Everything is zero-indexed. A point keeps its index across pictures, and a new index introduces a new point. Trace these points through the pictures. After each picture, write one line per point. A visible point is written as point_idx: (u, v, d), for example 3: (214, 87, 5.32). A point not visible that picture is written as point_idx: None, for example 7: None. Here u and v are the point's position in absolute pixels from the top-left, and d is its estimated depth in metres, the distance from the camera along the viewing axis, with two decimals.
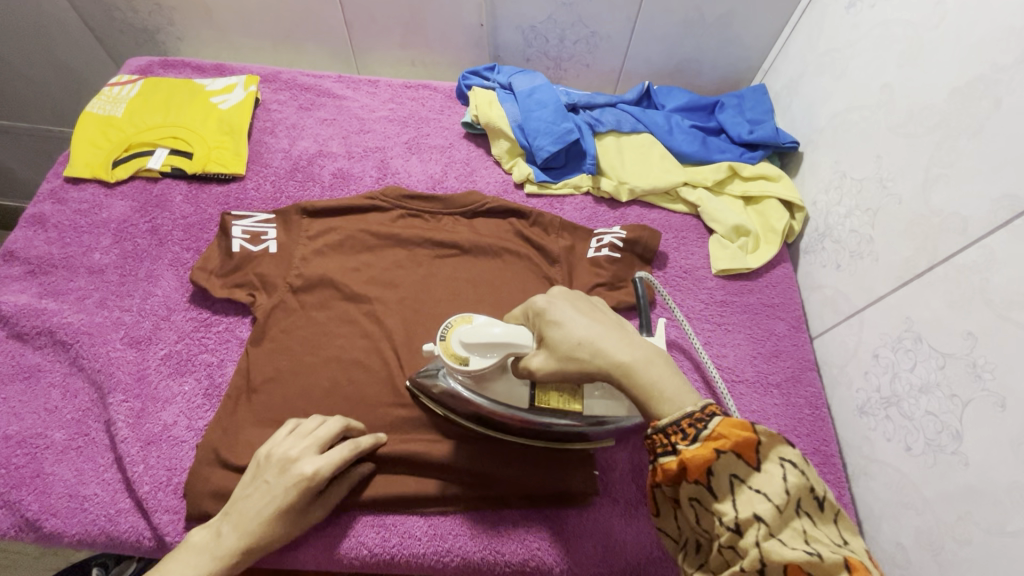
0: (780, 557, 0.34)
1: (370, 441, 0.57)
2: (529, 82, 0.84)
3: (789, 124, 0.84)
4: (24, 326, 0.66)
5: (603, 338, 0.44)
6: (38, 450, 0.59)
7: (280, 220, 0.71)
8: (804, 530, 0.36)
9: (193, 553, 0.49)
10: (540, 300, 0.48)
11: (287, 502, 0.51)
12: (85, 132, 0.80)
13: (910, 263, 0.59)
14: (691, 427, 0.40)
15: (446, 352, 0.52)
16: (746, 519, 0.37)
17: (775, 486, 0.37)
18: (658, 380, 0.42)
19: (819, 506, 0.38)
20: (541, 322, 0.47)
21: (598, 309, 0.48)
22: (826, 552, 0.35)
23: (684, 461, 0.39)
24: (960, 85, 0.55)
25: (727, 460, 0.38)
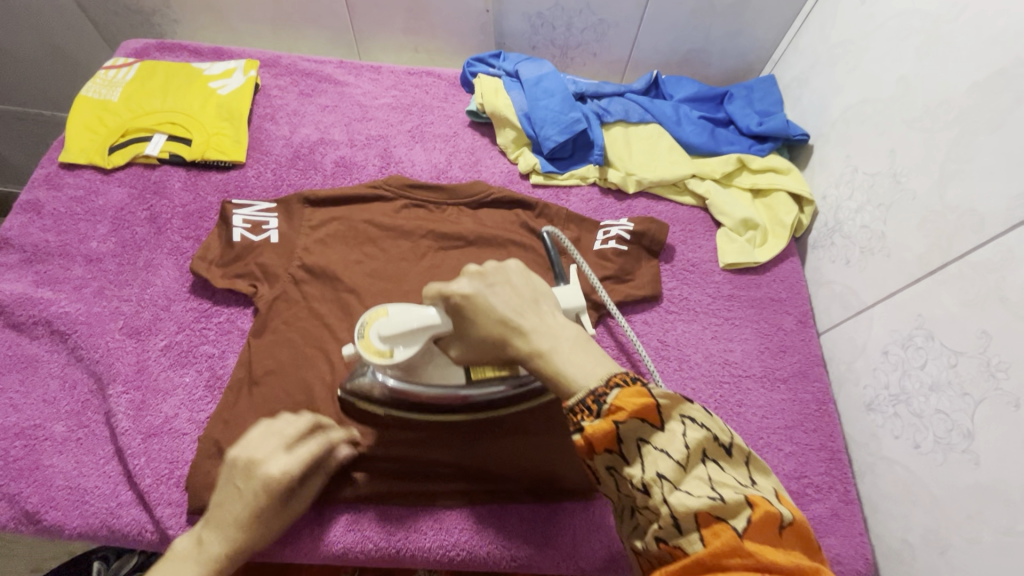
0: (687, 510, 0.34)
1: (345, 450, 0.57)
2: (536, 70, 0.83)
3: (799, 116, 0.83)
4: (20, 315, 0.64)
5: (517, 330, 0.41)
6: (37, 441, 0.58)
7: (281, 209, 0.70)
8: (711, 478, 0.35)
9: (178, 561, 0.47)
10: (455, 296, 0.44)
11: (262, 502, 0.50)
12: (80, 116, 0.78)
13: (924, 260, 0.58)
14: (594, 403, 0.37)
15: (366, 349, 0.52)
16: (651, 479, 0.36)
17: (677, 443, 0.36)
18: (566, 366, 0.39)
19: (726, 451, 0.37)
20: (462, 319, 0.45)
21: (517, 288, 0.44)
22: (730, 495, 0.34)
23: (589, 438, 0.37)
24: (981, 78, 0.54)
25: (630, 425, 0.37)
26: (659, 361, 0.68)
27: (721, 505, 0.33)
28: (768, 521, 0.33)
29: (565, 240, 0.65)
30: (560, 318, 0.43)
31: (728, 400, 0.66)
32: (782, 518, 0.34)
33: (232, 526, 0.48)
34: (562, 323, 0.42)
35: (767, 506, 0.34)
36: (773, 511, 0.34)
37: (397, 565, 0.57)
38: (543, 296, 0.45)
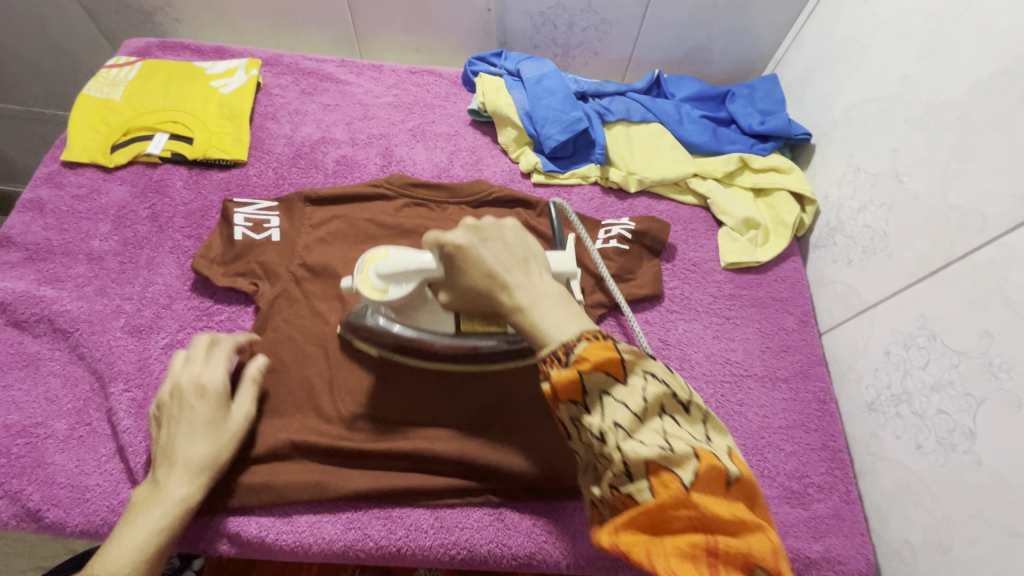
0: (639, 458, 0.37)
1: (261, 364, 0.58)
2: (538, 69, 0.83)
3: (801, 115, 0.83)
4: (22, 313, 0.64)
5: (501, 284, 0.42)
6: (38, 439, 0.58)
7: (283, 208, 0.70)
8: (665, 431, 0.38)
9: (144, 504, 0.49)
10: (449, 246, 0.45)
11: (194, 419, 0.52)
12: (82, 115, 0.78)
13: (927, 259, 0.58)
14: (565, 353, 0.39)
15: (364, 285, 0.52)
16: (608, 428, 0.38)
17: (637, 396, 0.38)
18: (544, 322, 0.40)
19: (683, 408, 0.40)
20: (454, 267, 0.46)
21: (510, 245, 0.45)
22: (680, 447, 0.37)
23: (554, 385, 0.39)
24: (984, 77, 0.54)
25: (594, 376, 0.38)
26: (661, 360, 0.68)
27: (670, 456, 0.37)
28: (712, 473, 0.37)
29: (571, 212, 0.69)
30: (546, 278, 0.43)
31: (729, 397, 0.66)
32: (726, 472, 0.37)
33: (182, 459, 0.50)
34: (547, 283, 0.43)
35: (712, 460, 0.37)
36: (717, 465, 0.37)
37: (397, 562, 0.57)
38: (535, 256, 0.45)
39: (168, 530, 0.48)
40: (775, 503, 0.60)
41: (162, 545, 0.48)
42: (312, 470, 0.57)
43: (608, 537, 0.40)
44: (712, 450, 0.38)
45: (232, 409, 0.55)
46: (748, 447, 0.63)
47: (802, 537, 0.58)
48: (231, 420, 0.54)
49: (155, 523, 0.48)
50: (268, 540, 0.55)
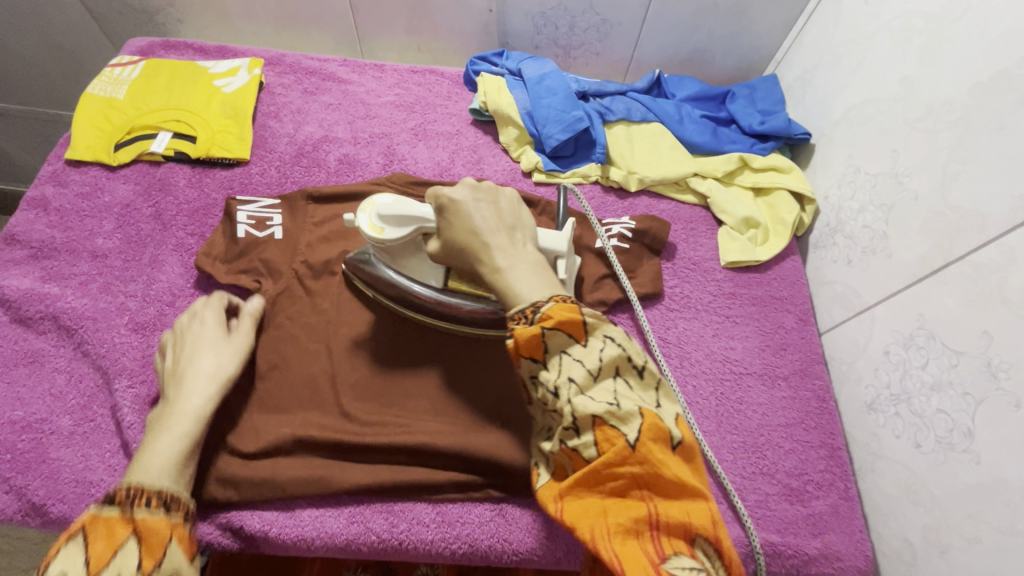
0: (587, 413, 0.38)
1: (258, 303, 0.63)
2: (539, 69, 0.83)
3: (801, 116, 0.83)
4: (27, 311, 0.65)
5: (481, 243, 0.47)
6: (43, 435, 0.59)
7: (286, 206, 0.71)
8: (616, 391, 0.40)
9: (159, 419, 0.53)
10: (445, 196, 0.50)
11: (194, 343, 0.57)
12: (86, 114, 0.79)
13: (926, 260, 0.58)
14: (531, 311, 0.41)
15: (363, 223, 0.57)
16: (562, 383, 0.40)
17: (593, 356, 0.40)
18: (514, 280, 0.44)
19: (637, 373, 0.41)
20: (444, 218, 0.51)
21: (500, 211, 0.49)
22: (627, 406, 0.39)
23: (517, 339, 0.41)
24: (983, 79, 0.55)
25: (554, 334, 0.40)
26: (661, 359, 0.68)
27: (616, 412, 0.38)
28: (656, 432, 0.38)
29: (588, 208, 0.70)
30: (525, 247, 0.47)
31: (728, 395, 0.67)
32: (671, 435, 0.39)
33: (198, 382, 0.55)
34: (527, 250, 0.47)
35: (658, 421, 0.38)
36: (662, 425, 0.38)
37: (399, 557, 0.57)
38: (522, 226, 0.49)
39: (195, 442, 0.52)
40: (774, 500, 0.61)
41: (190, 456, 0.52)
42: (315, 466, 0.57)
43: (556, 503, 0.42)
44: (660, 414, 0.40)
45: (231, 336, 0.60)
46: (748, 444, 0.64)
47: (802, 534, 0.59)
48: (236, 350, 0.59)
49: (181, 435, 0.51)
50: (270, 534, 0.55)
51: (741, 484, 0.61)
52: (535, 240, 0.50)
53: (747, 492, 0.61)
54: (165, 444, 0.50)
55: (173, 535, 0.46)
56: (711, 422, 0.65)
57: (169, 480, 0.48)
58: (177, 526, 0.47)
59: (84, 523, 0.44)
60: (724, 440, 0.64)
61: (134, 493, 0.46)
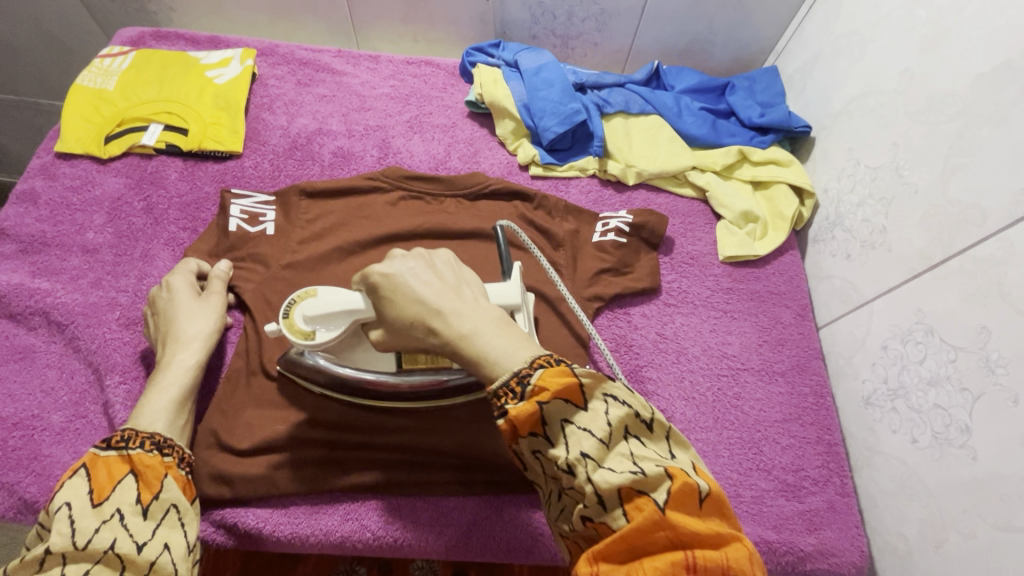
0: (611, 486, 0.35)
1: (227, 265, 0.64)
2: (536, 59, 0.82)
3: (801, 108, 0.82)
4: (17, 306, 0.64)
5: (435, 313, 0.40)
6: (35, 432, 0.58)
7: (279, 201, 0.70)
8: (632, 453, 0.36)
9: (152, 382, 0.55)
10: (374, 275, 0.44)
11: (170, 309, 0.59)
12: (75, 105, 0.77)
13: (925, 254, 0.58)
14: (518, 384, 0.38)
15: (289, 328, 0.54)
16: (576, 459, 0.36)
17: (599, 421, 0.37)
18: (486, 346, 0.39)
19: (647, 427, 0.38)
20: (378, 299, 0.44)
21: (439, 274, 0.43)
22: (650, 469, 0.35)
23: (513, 420, 0.37)
24: (986, 70, 0.54)
25: (554, 406, 0.37)
26: (657, 354, 0.68)
27: (642, 479, 0.35)
28: (684, 492, 0.35)
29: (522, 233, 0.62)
30: (480, 301, 0.42)
31: (725, 391, 0.66)
32: (699, 489, 0.36)
33: (183, 343, 0.57)
34: (483, 307, 0.42)
35: (685, 478, 0.35)
36: (690, 482, 0.35)
37: (394, 554, 0.57)
38: (467, 283, 0.44)
39: (186, 392, 0.55)
40: (770, 496, 0.61)
41: (184, 404, 0.54)
42: (309, 463, 0.57)
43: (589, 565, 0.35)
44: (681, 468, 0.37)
45: (207, 296, 0.61)
46: (744, 441, 0.63)
47: (797, 530, 0.59)
48: (214, 307, 0.61)
49: (172, 386, 0.54)
50: (265, 531, 0.55)
51: (737, 480, 0.61)
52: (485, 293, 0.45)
53: (743, 488, 0.61)
54: (156, 397, 0.53)
55: (168, 472, 0.48)
56: (708, 418, 0.64)
57: (163, 425, 0.51)
58: (172, 468, 0.48)
59: (86, 461, 0.45)
60: (720, 436, 0.63)
61: (128, 437, 0.48)
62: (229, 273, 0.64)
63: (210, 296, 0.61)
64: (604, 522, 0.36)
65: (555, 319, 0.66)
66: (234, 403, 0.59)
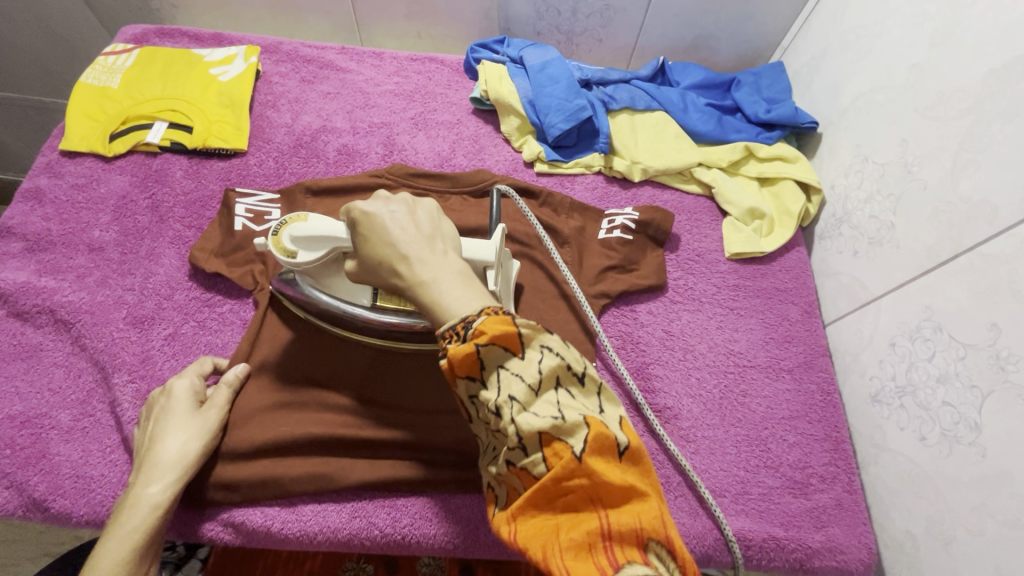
0: (531, 430, 0.34)
1: (240, 369, 0.59)
2: (542, 56, 0.82)
3: (808, 104, 0.81)
4: (24, 304, 0.64)
5: (401, 257, 0.41)
6: (43, 430, 0.59)
7: (285, 199, 0.70)
8: (559, 402, 0.36)
9: (122, 513, 0.49)
10: (358, 211, 0.45)
11: (161, 424, 0.54)
12: (79, 104, 0.77)
13: (934, 251, 0.57)
14: (463, 327, 0.36)
15: (275, 246, 0.54)
16: (503, 402, 0.35)
17: (531, 369, 0.36)
18: (443, 294, 0.39)
19: (578, 381, 0.38)
20: (357, 234, 0.45)
21: (417, 222, 0.43)
22: (571, 416, 0.35)
23: (450, 360, 0.37)
24: (997, 66, 0.53)
25: (489, 350, 0.36)
26: (664, 351, 0.68)
27: (561, 425, 0.34)
28: (601, 442, 0.35)
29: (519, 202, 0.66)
30: (450, 255, 0.42)
31: (731, 388, 0.66)
32: (615, 443, 0.36)
33: (161, 468, 0.52)
34: (449, 259, 0.41)
35: (603, 430, 0.35)
36: (607, 435, 0.35)
37: (402, 551, 0.57)
38: (443, 235, 0.43)
39: (149, 536, 0.49)
40: (778, 493, 0.60)
41: (146, 552, 0.49)
42: (315, 462, 0.57)
43: (509, 526, 0.37)
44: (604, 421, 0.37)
45: (207, 411, 0.56)
46: (750, 438, 0.63)
47: (804, 527, 0.59)
48: (208, 425, 0.55)
49: (134, 528, 0.48)
50: (273, 529, 0.55)
51: (745, 477, 0.61)
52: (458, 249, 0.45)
53: (751, 486, 0.61)
54: (118, 542, 0.47)
55: None
56: (715, 416, 0.64)
57: None
58: None
59: None
60: (727, 433, 0.63)
61: None
62: (241, 379, 0.59)
63: (210, 412, 0.56)
64: (526, 468, 0.36)
65: (561, 315, 0.66)
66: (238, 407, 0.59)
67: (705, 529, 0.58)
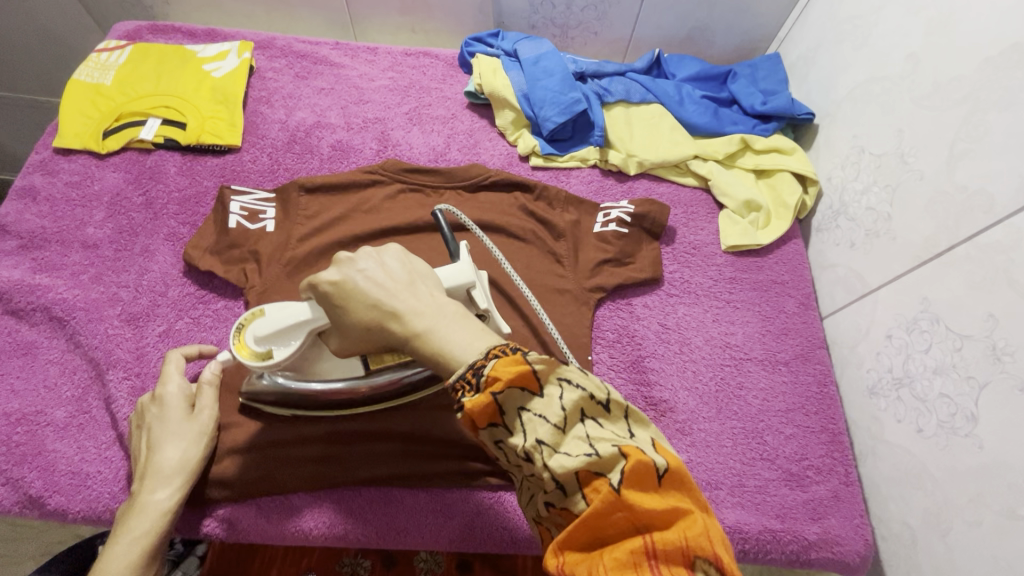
0: (566, 471, 0.33)
1: (216, 365, 0.57)
2: (536, 49, 0.81)
3: (804, 95, 0.81)
4: (19, 301, 0.64)
5: (393, 314, 0.39)
6: (39, 427, 0.59)
7: (280, 199, 0.69)
8: (589, 435, 0.34)
9: (128, 521, 0.50)
10: (324, 281, 0.41)
11: (157, 432, 0.54)
12: (71, 101, 0.77)
13: (930, 242, 0.57)
14: (474, 376, 0.36)
15: (243, 352, 0.49)
16: (532, 446, 0.34)
17: (554, 407, 0.35)
18: (449, 343, 0.37)
19: (605, 408, 0.36)
20: (331, 306, 0.42)
21: (390, 272, 0.41)
22: (606, 449, 0.33)
23: (468, 413, 0.36)
24: (993, 54, 0.53)
25: (508, 395, 0.35)
26: (660, 345, 0.67)
27: (596, 461, 0.33)
28: (642, 471, 0.32)
29: (461, 215, 0.61)
30: (438, 298, 0.40)
31: (727, 382, 0.66)
32: (656, 467, 0.33)
33: (163, 475, 0.52)
34: (439, 300, 0.40)
35: (643, 456, 0.33)
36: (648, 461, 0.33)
37: (396, 546, 0.57)
38: (422, 277, 0.42)
39: (161, 540, 0.50)
40: (774, 486, 0.60)
41: (156, 555, 0.49)
42: (307, 459, 0.57)
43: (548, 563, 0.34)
44: (641, 447, 0.34)
45: (200, 414, 0.55)
46: (747, 431, 0.63)
47: (801, 519, 0.59)
48: (204, 427, 0.55)
49: (144, 534, 0.49)
50: (269, 525, 0.56)
51: (741, 470, 0.61)
52: (438, 284, 0.43)
53: (747, 478, 0.61)
54: (127, 549, 0.48)
55: None
56: (711, 409, 0.64)
57: None
58: None
59: None
60: (723, 426, 0.63)
61: None
62: (220, 375, 0.57)
63: (204, 416, 0.55)
64: (567, 507, 0.35)
65: (556, 310, 0.66)
66: (224, 411, 0.58)
67: None
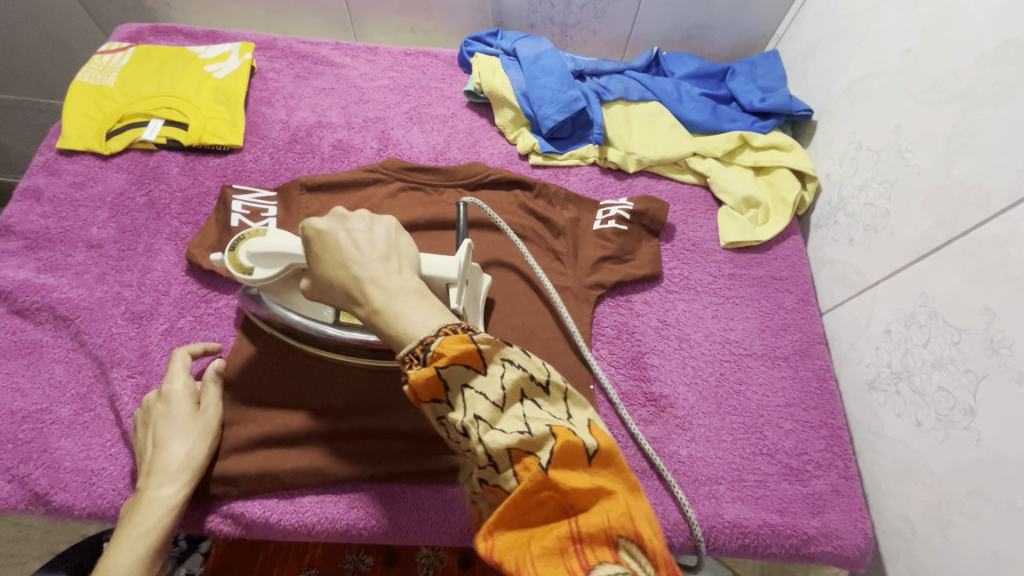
0: (499, 447, 0.33)
1: (219, 363, 0.59)
2: (534, 47, 0.82)
3: (802, 92, 0.81)
4: (24, 301, 0.65)
5: (355, 279, 0.40)
6: (44, 424, 0.59)
7: (281, 198, 0.70)
8: (525, 415, 0.35)
9: (133, 517, 0.50)
10: (312, 230, 0.44)
11: (162, 428, 0.54)
12: (74, 102, 0.77)
13: (928, 237, 0.57)
14: (423, 351, 0.35)
15: (232, 263, 0.53)
16: (469, 422, 0.35)
17: (494, 385, 0.35)
18: (399, 318, 0.38)
19: (544, 390, 0.37)
20: (312, 255, 0.44)
21: (372, 240, 0.42)
22: (538, 428, 0.34)
23: (412, 385, 0.36)
24: (990, 49, 0.53)
25: (451, 371, 0.35)
26: (660, 340, 0.68)
27: (528, 439, 0.33)
28: (569, 451, 0.33)
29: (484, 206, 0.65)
30: (405, 277, 0.40)
31: (727, 377, 0.66)
32: (585, 448, 0.34)
33: (168, 470, 0.52)
34: (406, 278, 0.40)
35: (572, 437, 0.34)
36: (576, 442, 0.34)
37: (397, 542, 0.58)
38: (401, 254, 0.43)
39: (166, 535, 0.51)
40: (774, 480, 0.61)
41: (161, 550, 0.50)
42: (309, 456, 0.57)
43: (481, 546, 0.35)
44: (573, 428, 0.35)
45: (205, 411, 0.56)
46: (746, 426, 0.63)
47: (801, 513, 0.59)
48: (208, 424, 0.56)
49: (151, 529, 0.50)
50: (271, 521, 0.56)
51: (741, 464, 0.61)
52: (416, 266, 0.43)
53: (747, 473, 0.61)
54: (134, 544, 0.49)
55: None
56: (710, 404, 0.64)
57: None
58: None
59: None
60: (723, 421, 0.64)
61: None
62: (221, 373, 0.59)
63: (209, 413, 0.56)
64: (499, 484, 0.35)
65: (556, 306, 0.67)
66: (227, 407, 0.59)
67: (701, 516, 0.58)
